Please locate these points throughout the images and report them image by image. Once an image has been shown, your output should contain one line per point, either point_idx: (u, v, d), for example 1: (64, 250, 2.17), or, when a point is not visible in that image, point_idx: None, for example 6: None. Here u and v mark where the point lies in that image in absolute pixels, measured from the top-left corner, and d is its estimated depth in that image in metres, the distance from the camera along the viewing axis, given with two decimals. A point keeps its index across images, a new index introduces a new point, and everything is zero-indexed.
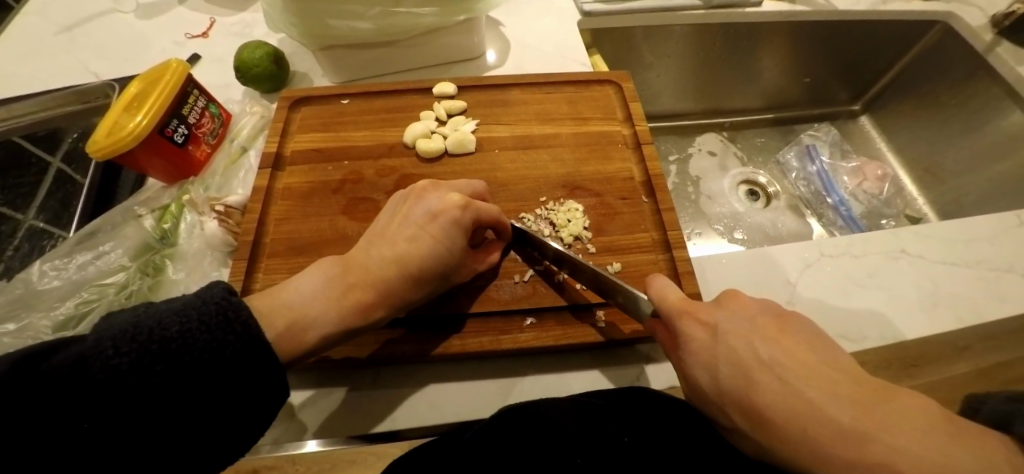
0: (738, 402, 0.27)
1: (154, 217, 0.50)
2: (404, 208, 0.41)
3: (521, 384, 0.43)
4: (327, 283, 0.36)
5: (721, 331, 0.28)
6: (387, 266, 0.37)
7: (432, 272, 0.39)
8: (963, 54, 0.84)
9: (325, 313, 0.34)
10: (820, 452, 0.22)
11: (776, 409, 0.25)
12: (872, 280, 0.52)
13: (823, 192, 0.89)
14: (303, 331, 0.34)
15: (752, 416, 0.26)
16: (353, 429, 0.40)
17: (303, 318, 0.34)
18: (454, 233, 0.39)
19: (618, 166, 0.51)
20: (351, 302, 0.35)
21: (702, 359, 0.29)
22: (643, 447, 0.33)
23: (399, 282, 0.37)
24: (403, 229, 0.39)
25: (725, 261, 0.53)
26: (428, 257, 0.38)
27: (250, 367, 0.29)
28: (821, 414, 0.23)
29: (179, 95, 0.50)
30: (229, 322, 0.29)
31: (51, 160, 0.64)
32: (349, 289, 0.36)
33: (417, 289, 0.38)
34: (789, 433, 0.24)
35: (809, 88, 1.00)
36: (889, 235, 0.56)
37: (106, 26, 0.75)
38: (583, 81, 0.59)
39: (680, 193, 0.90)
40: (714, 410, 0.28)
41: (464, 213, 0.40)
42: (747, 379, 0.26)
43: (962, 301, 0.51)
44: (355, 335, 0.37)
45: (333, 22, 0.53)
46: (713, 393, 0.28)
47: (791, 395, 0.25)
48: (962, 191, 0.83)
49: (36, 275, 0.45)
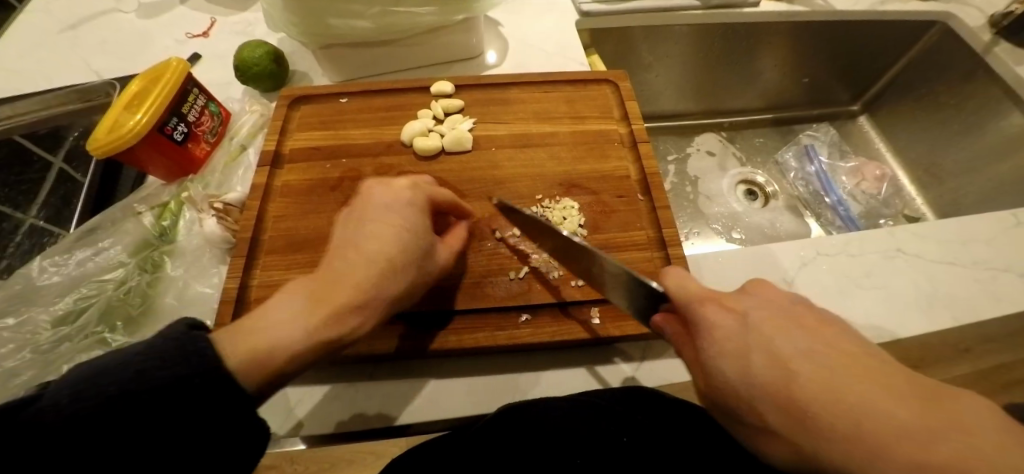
0: (769, 390, 0.24)
1: (153, 214, 0.50)
2: (355, 206, 0.39)
3: (516, 381, 0.43)
4: (291, 298, 0.31)
5: (754, 321, 0.27)
6: (355, 263, 0.34)
7: (404, 262, 0.35)
8: (961, 55, 0.84)
9: (293, 328, 0.30)
10: (867, 441, 0.20)
11: (818, 400, 0.22)
12: (869, 279, 0.52)
13: (822, 192, 0.90)
14: (270, 352, 0.28)
15: (785, 406, 0.23)
16: (349, 423, 0.40)
17: (271, 339, 0.29)
18: (413, 213, 0.38)
19: (615, 165, 0.52)
20: (324, 311, 0.31)
21: (731, 346, 0.26)
22: (643, 448, 0.34)
23: (367, 271, 0.33)
24: (366, 221, 0.36)
25: (722, 259, 0.53)
26: (394, 245, 0.35)
27: (222, 400, 0.26)
28: (866, 403, 0.21)
29: (179, 93, 0.50)
30: (190, 357, 0.26)
31: (51, 159, 0.64)
32: (321, 296, 0.32)
33: (392, 285, 0.34)
34: (828, 422, 0.21)
35: (809, 88, 1.00)
36: (887, 234, 0.56)
37: (109, 25, 0.75)
38: (581, 81, 0.59)
39: (679, 193, 0.91)
40: (741, 407, 0.25)
41: (414, 192, 0.40)
42: (782, 368, 0.24)
43: (959, 301, 0.51)
44: (339, 351, 0.32)
45: (331, 21, 0.54)
46: (741, 384, 0.25)
47: (833, 385, 0.22)
48: (960, 190, 0.84)
49: (36, 271, 0.45)
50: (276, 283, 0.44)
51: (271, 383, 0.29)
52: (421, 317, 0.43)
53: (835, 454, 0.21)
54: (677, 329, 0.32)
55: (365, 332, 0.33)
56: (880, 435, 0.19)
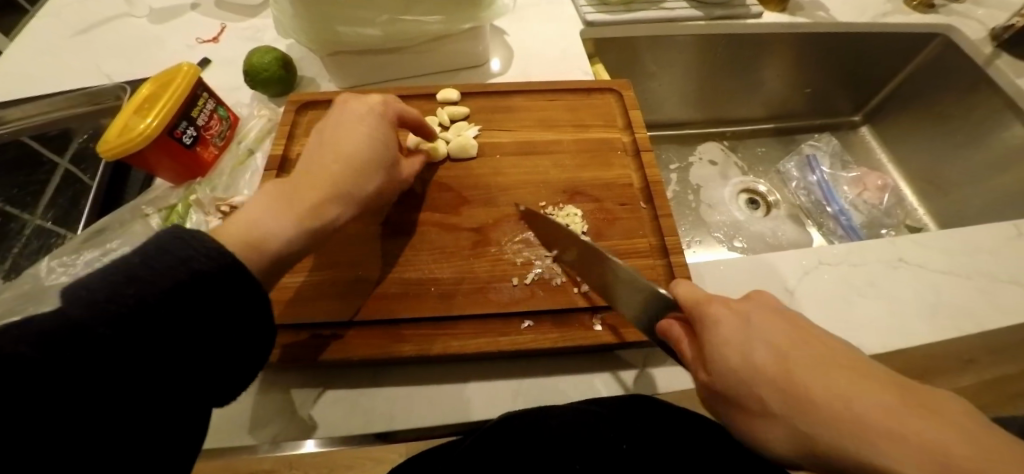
0: (769, 380, 0.24)
1: (161, 217, 0.51)
2: (328, 124, 0.43)
3: (517, 387, 0.43)
4: (273, 197, 0.36)
5: (754, 317, 0.27)
6: (331, 162, 0.39)
7: (374, 164, 0.41)
8: (963, 67, 0.84)
9: (278, 217, 0.34)
10: (859, 428, 0.21)
11: (814, 387, 0.23)
12: (871, 288, 0.52)
13: (824, 202, 0.91)
14: (263, 240, 0.33)
15: (784, 393, 0.24)
16: (350, 427, 0.40)
17: (263, 230, 0.33)
18: (380, 125, 0.43)
19: (618, 173, 0.52)
20: (306, 203, 0.36)
21: (734, 340, 0.27)
22: (643, 453, 0.34)
23: (344, 174, 0.39)
24: (334, 132, 0.41)
25: (725, 267, 0.53)
26: (365, 152, 0.41)
27: (229, 281, 0.28)
28: (858, 395, 0.22)
29: (189, 98, 0.51)
30: (185, 248, 0.27)
31: (59, 161, 0.65)
32: (302, 193, 0.37)
33: (364, 183, 0.40)
34: (823, 407, 0.22)
35: (811, 98, 1.00)
36: (889, 243, 0.56)
37: (120, 30, 0.76)
38: (585, 89, 0.60)
39: (681, 201, 0.91)
40: (740, 395, 0.26)
41: (383, 107, 0.45)
42: (782, 361, 0.25)
43: (962, 310, 0.51)
44: (322, 240, 0.37)
45: (340, 28, 0.54)
46: (742, 374, 0.26)
47: (828, 376, 0.23)
48: (961, 201, 0.85)
49: (44, 271, 0.46)
50: (282, 285, 0.44)
51: (270, 271, 0.33)
52: (425, 322, 0.43)
53: (829, 441, 0.22)
54: (681, 330, 0.32)
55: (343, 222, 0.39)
56: (868, 422, 0.20)
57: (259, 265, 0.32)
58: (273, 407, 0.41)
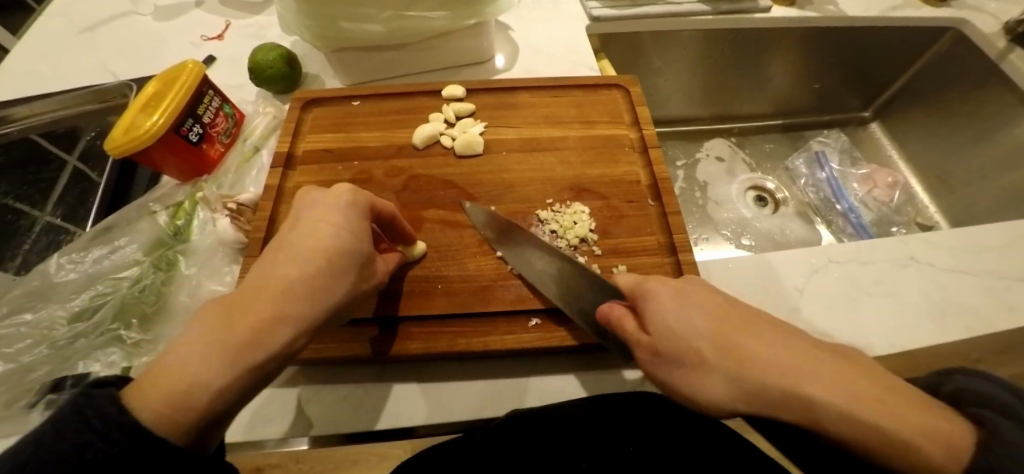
0: (707, 339, 0.29)
1: (168, 213, 0.51)
2: (291, 222, 0.34)
3: (525, 386, 0.43)
4: (208, 321, 0.26)
5: (688, 294, 0.32)
6: (284, 270, 0.29)
7: (345, 266, 0.32)
8: (977, 61, 0.82)
9: (208, 357, 0.25)
10: (780, 366, 0.25)
11: (751, 347, 0.27)
12: (880, 287, 0.51)
13: (832, 199, 0.90)
14: (189, 395, 0.23)
15: (727, 352, 0.28)
16: (355, 425, 0.40)
17: (191, 378, 0.24)
18: (350, 218, 0.34)
19: (625, 170, 0.52)
20: (243, 333, 0.26)
21: (675, 313, 0.31)
22: (650, 455, 0.34)
23: (304, 282, 0.29)
24: (295, 232, 0.32)
25: (732, 266, 0.52)
26: (330, 253, 0.31)
27: (145, 456, 0.23)
28: (774, 343, 0.27)
29: (195, 95, 0.51)
30: (88, 422, 0.22)
31: (67, 158, 0.65)
32: (241, 313, 0.27)
33: (331, 292, 0.31)
34: (758, 360, 0.26)
35: (819, 95, 0.99)
36: (898, 242, 0.55)
37: (125, 28, 0.77)
38: (591, 86, 0.59)
39: (687, 198, 0.91)
40: (685, 354, 0.29)
41: (354, 196, 0.36)
42: (720, 328, 0.29)
43: (973, 311, 0.50)
44: (274, 373, 0.28)
45: (344, 25, 0.54)
46: (687, 337, 0.29)
47: (758, 337, 0.28)
48: (971, 200, 0.84)
49: (53, 268, 0.46)
50: None
51: (201, 429, 0.24)
52: (431, 319, 0.43)
53: (761, 384, 0.25)
54: (623, 311, 0.35)
55: (300, 345, 0.29)
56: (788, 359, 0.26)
57: (183, 425, 0.24)
58: (281, 404, 0.41)
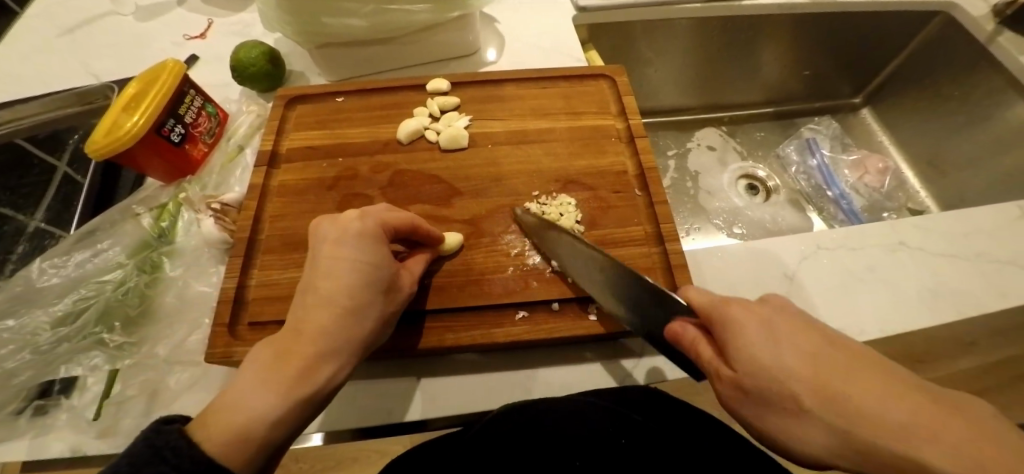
0: (801, 382, 0.23)
1: (151, 216, 0.51)
2: (312, 255, 0.34)
3: (514, 379, 0.43)
4: (259, 365, 0.28)
5: (777, 321, 0.26)
6: (314, 311, 0.31)
7: (370, 295, 0.33)
8: (966, 44, 0.82)
9: (263, 394, 0.27)
10: (897, 432, 0.20)
11: (860, 397, 0.22)
12: (870, 273, 0.52)
13: (824, 186, 0.91)
14: (244, 431, 0.25)
15: (828, 400, 0.22)
16: (347, 422, 0.40)
17: (243, 417, 0.26)
18: (364, 245, 0.34)
19: (612, 160, 0.51)
20: (291, 372, 0.28)
21: (761, 344, 0.25)
22: (639, 448, 0.40)
23: (332, 321, 0.31)
24: (317, 267, 0.33)
25: (722, 255, 0.52)
26: (353, 287, 0.32)
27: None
28: (892, 401, 0.21)
29: (176, 94, 0.50)
30: (159, 454, 0.24)
31: (55, 163, 0.65)
32: (287, 354, 0.29)
33: (360, 323, 0.32)
34: (870, 416, 0.21)
35: (809, 82, 0.99)
36: (888, 227, 0.55)
37: (106, 28, 0.75)
38: (578, 76, 0.59)
39: (679, 188, 0.91)
40: (775, 397, 0.24)
41: (363, 222, 0.35)
42: (820, 368, 0.23)
43: (963, 294, 0.50)
44: (323, 404, 0.30)
45: (325, 20, 0.53)
46: (776, 375, 0.24)
47: (871, 385, 0.22)
48: (962, 184, 0.84)
49: (36, 272, 0.45)
50: (274, 283, 0.43)
51: (262, 459, 0.27)
52: (418, 314, 0.42)
53: (872, 450, 0.20)
54: (696, 333, 0.31)
55: (344, 376, 0.31)
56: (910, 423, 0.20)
57: (245, 458, 0.25)
58: None
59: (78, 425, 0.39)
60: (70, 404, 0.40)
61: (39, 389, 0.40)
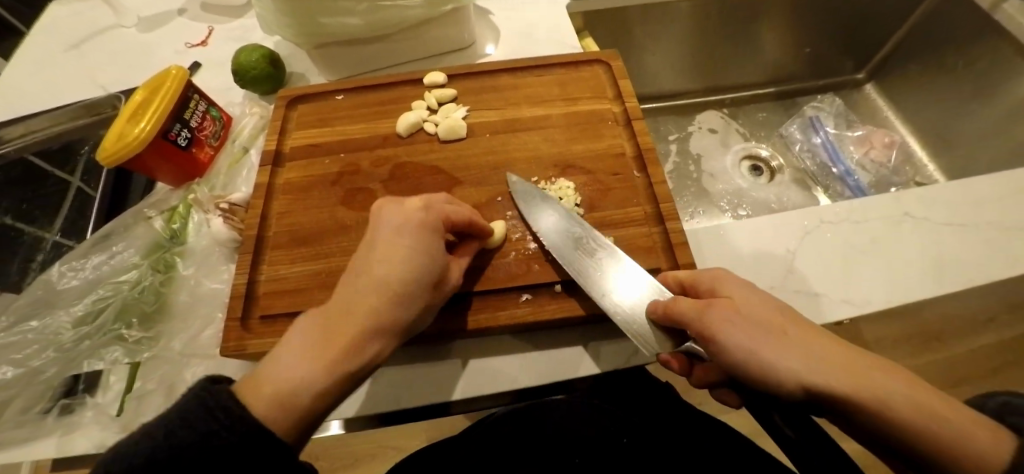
0: (788, 329, 0.29)
1: (163, 218, 0.52)
2: (373, 238, 0.35)
3: (518, 360, 0.44)
4: (307, 337, 0.30)
5: (761, 290, 0.33)
6: (365, 295, 0.31)
7: (420, 285, 0.34)
8: (970, 16, 0.79)
9: (310, 366, 0.28)
10: (856, 369, 0.27)
11: (823, 343, 0.29)
12: (875, 246, 0.51)
13: (829, 163, 0.91)
14: (292, 397, 0.27)
15: (805, 340, 0.29)
16: (360, 407, 0.41)
17: (291, 385, 0.27)
18: (420, 236, 0.35)
19: (610, 143, 0.52)
20: (337, 349, 0.29)
21: (754, 300, 0.31)
22: (639, 448, 0.45)
23: (382, 307, 0.31)
24: (373, 251, 0.34)
25: (725, 234, 0.52)
26: (409, 275, 0.33)
27: (257, 451, 0.26)
28: (844, 350, 0.28)
29: (180, 100, 0.52)
30: (211, 412, 0.25)
31: (71, 179, 0.66)
32: (336, 334, 0.30)
33: (404, 311, 0.32)
34: (831, 354, 0.28)
35: (810, 60, 0.98)
36: (892, 199, 0.55)
37: (111, 41, 0.77)
38: (573, 63, 0.59)
39: (681, 172, 0.91)
40: (770, 332, 0.29)
41: (425, 213, 0.36)
42: (794, 321, 0.30)
43: (971, 262, 0.50)
44: (360, 383, 0.31)
45: (322, 19, 0.54)
46: (767, 319, 0.30)
47: (826, 337, 0.29)
48: (971, 155, 0.83)
49: (55, 277, 0.46)
50: (282, 278, 0.45)
51: (304, 427, 0.28)
52: None
53: (839, 375, 0.27)
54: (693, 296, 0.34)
55: (382, 358, 0.32)
56: (845, 364, 0.27)
57: (288, 423, 0.27)
58: None
59: (102, 420, 0.40)
60: (94, 402, 0.41)
61: (65, 388, 0.42)
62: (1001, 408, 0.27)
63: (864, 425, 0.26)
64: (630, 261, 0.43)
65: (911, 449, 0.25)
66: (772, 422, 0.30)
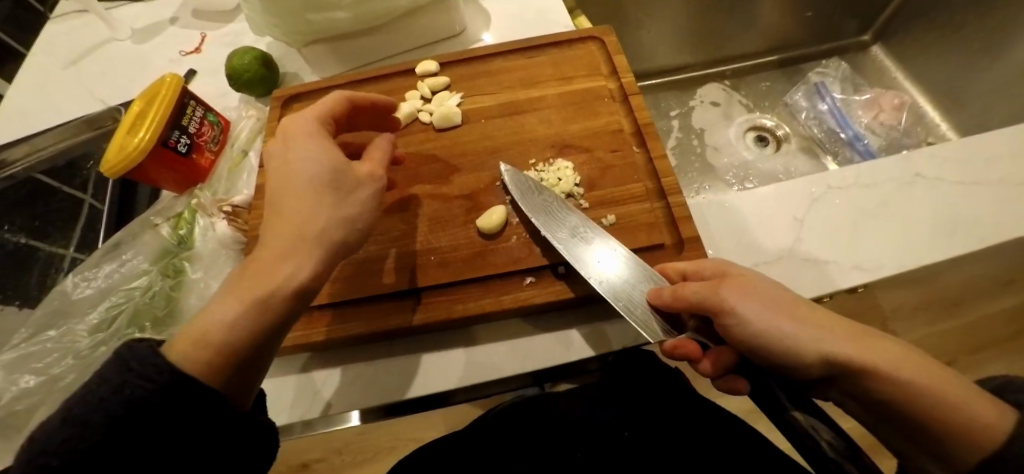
0: (799, 305, 0.30)
1: (169, 225, 0.52)
2: (277, 169, 0.34)
3: (526, 344, 0.44)
4: (233, 285, 0.29)
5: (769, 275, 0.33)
6: (278, 232, 0.30)
7: (323, 196, 0.32)
8: None
9: (229, 310, 0.27)
10: (868, 341, 0.27)
11: (835, 319, 0.29)
12: (886, 209, 0.50)
13: (837, 129, 0.88)
14: (206, 337, 0.26)
15: (817, 314, 0.29)
16: (373, 398, 0.42)
17: (209, 328, 0.26)
18: (309, 152, 0.34)
19: (607, 120, 0.51)
20: (253, 282, 0.28)
21: (765, 280, 0.32)
22: (640, 441, 0.44)
23: (290, 229, 0.30)
24: (277, 183, 0.33)
25: (730, 205, 0.51)
26: (308, 192, 0.31)
27: (190, 394, 0.25)
28: (855, 327, 0.28)
29: (177, 107, 0.52)
30: (129, 375, 0.24)
31: (82, 196, 0.65)
32: (254, 273, 0.28)
33: (312, 221, 0.30)
34: (843, 327, 0.28)
35: (814, 24, 0.94)
36: (903, 160, 0.53)
37: (107, 55, 0.78)
38: (565, 42, 0.58)
39: (685, 147, 0.90)
40: (784, 305, 0.29)
41: (310, 135, 0.35)
42: (804, 300, 0.31)
43: (988, 221, 0.48)
44: (294, 306, 0.29)
45: (310, 16, 0.54)
46: (780, 294, 0.30)
47: (836, 317, 0.29)
48: (985, 113, 0.80)
49: (70, 287, 0.48)
50: None
51: (235, 369, 0.27)
52: (429, 287, 0.43)
53: (854, 344, 0.26)
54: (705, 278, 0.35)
55: (308, 274, 0.29)
56: (847, 332, 0.27)
57: (216, 362, 0.26)
58: (302, 388, 0.43)
59: None
60: None
61: (88, 393, 0.42)
62: (999, 387, 0.27)
63: (877, 400, 0.26)
64: (602, 239, 0.42)
65: (913, 421, 0.25)
66: (777, 402, 0.31)
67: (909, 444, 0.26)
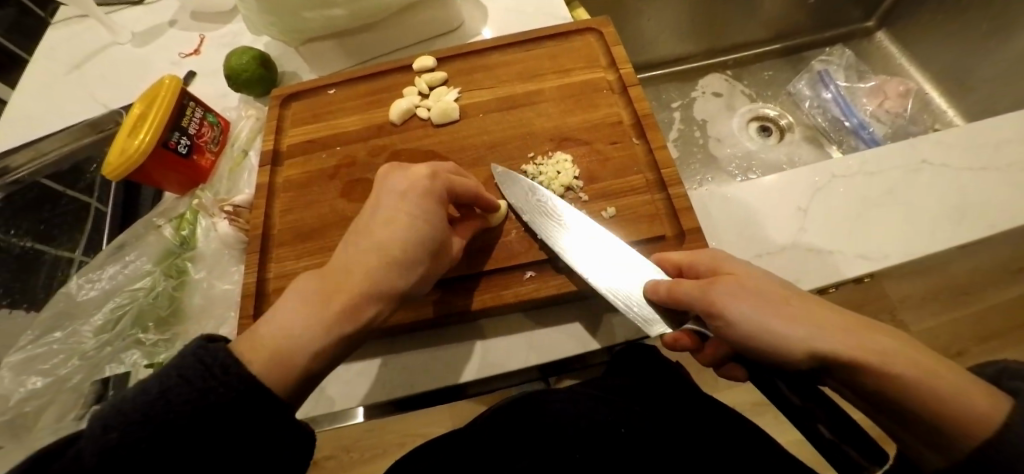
0: (793, 297, 0.29)
1: (172, 226, 0.53)
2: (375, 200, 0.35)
3: (528, 339, 0.43)
4: (306, 297, 0.31)
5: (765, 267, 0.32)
6: (365, 255, 0.32)
7: (417, 254, 0.34)
8: None
9: (307, 328, 0.29)
10: (863, 333, 0.26)
11: (830, 310, 0.28)
12: (891, 197, 0.49)
13: (841, 118, 0.87)
14: (290, 356, 0.28)
15: (811, 307, 0.28)
16: (375, 394, 0.42)
17: (287, 344, 0.28)
18: (422, 204, 0.35)
19: (606, 112, 0.50)
20: (334, 310, 0.30)
21: (759, 273, 0.31)
22: (638, 437, 0.43)
23: (382, 273, 0.32)
24: (373, 217, 0.34)
25: (732, 196, 0.51)
26: (406, 240, 0.33)
27: (252, 406, 0.27)
28: (852, 318, 0.27)
29: (176, 108, 0.52)
30: (208, 368, 0.26)
31: (88, 199, 0.66)
32: (333, 291, 0.31)
33: (403, 278, 0.33)
34: (837, 318, 0.27)
35: (817, 11, 0.93)
36: (907, 146, 0.52)
37: (108, 59, 0.78)
38: (562, 34, 0.57)
39: (687, 138, 0.89)
40: (776, 299, 0.29)
41: (433, 182, 0.36)
42: (800, 292, 0.30)
43: (994, 207, 0.47)
44: (358, 341, 0.32)
45: (305, 14, 0.53)
46: (773, 288, 0.30)
47: (833, 307, 0.29)
48: (993, 97, 0.78)
49: (74, 289, 0.48)
50: (289, 273, 0.45)
51: (302, 385, 0.29)
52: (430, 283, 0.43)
53: (847, 336, 0.26)
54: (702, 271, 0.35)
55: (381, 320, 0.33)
56: (838, 325, 0.26)
57: (285, 379, 0.28)
58: None
59: None
60: None
61: (95, 394, 0.44)
62: (995, 374, 0.26)
63: (871, 391, 0.25)
64: (620, 241, 0.42)
65: (909, 413, 0.24)
66: (778, 391, 0.30)
67: (907, 434, 0.26)
